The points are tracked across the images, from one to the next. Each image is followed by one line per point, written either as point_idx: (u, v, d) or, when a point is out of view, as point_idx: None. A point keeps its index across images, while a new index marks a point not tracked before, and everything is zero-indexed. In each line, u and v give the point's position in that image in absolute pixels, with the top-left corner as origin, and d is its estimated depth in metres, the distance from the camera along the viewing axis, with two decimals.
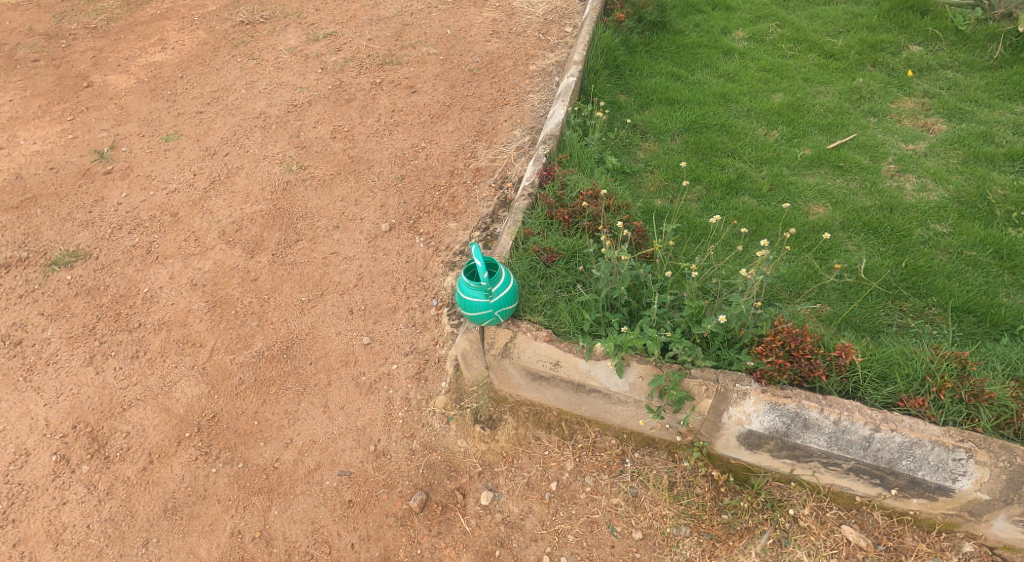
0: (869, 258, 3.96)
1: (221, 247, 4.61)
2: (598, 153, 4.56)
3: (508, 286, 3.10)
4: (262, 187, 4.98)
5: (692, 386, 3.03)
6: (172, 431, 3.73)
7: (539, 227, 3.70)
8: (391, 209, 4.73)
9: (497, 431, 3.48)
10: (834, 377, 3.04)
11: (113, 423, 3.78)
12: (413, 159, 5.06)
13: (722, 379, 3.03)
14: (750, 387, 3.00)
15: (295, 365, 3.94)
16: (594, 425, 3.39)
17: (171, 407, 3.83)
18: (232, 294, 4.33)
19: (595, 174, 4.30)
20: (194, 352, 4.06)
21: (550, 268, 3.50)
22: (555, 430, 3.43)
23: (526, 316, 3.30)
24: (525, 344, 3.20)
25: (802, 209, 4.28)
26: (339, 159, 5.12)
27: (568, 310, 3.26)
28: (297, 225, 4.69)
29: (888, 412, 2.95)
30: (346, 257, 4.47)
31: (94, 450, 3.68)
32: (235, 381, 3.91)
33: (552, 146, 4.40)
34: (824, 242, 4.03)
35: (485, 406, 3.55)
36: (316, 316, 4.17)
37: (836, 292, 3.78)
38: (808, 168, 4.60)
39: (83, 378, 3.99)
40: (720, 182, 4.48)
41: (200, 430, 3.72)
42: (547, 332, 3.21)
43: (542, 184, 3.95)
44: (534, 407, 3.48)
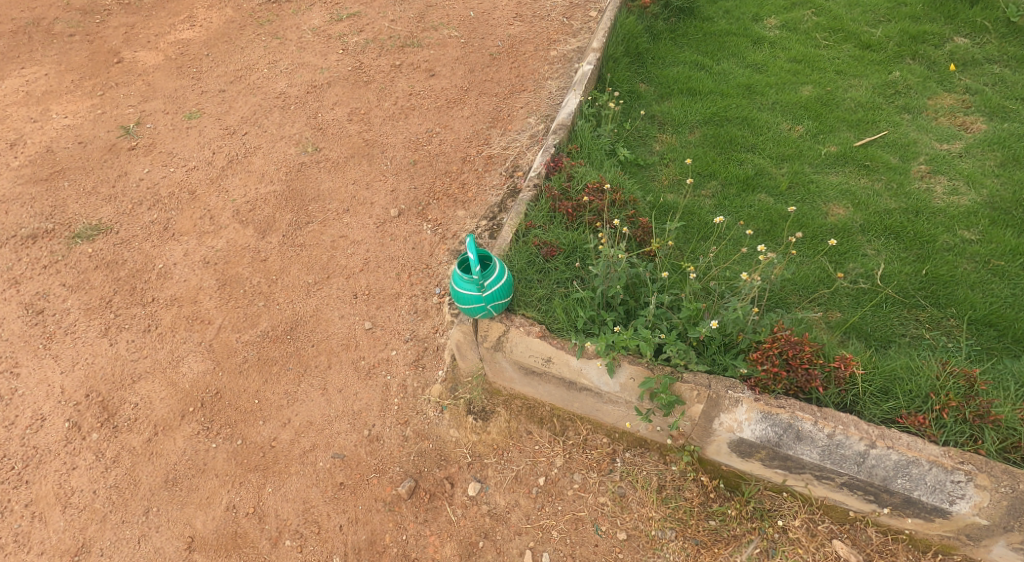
0: (887, 264, 3.82)
1: (235, 226, 4.72)
2: (611, 144, 4.51)
3: (501, 282, 3.06)
4: (278, 168, 5.06)
5: (683, 390, 2.99)
6: (177, 405, 3.80)
7: (541, 221, 3.71)
8: (401, 194, 4.80)
9: (488, 423, 3.48)
10: (832, 389, 2.98)
11: (123, 394, 3.85)
12: (427, 145, 5.10)
13: (715, 385, 2.98)
14: (743, 394, 2.94)
15: (298, 347, 4.03)
16: (586, 422, 3.37)
17: (178, 381, 3.91)
18: (242, 273, 4.45)
19: (606, 166, 4.23)
20: (202, 329, 4.15)
21: (549, 263, 3.51)
22: (547, 425, 3.42)
23: (520, 310, 3.29)
24: (517, 339, 3.20)
25: (820, 210, 4.20)
26: (354, 142, 5.19)
27: (563, 306, 3.24)
28: (308, 208, 4.79)
29: (887, 429, 2.85)
30: (354, 241, 4.58)
31: (104, 419, 3.75)
32: (239, 359, 4.00)
33: (561, 136, 4.35)
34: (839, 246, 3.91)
35: (478, 397, 3.56)
36: (322, 299, 4.27)
37: (848, 297, 3.68)
38: (831, 166, 4.48)
39: (97, 348, 4.07)
40: (736, 178, 4.43)
41: (204, 405, 3.80)
42: (539, 327, 3.20)
43: (548, 176, 3.97)
44: (527, 401, 3.49)
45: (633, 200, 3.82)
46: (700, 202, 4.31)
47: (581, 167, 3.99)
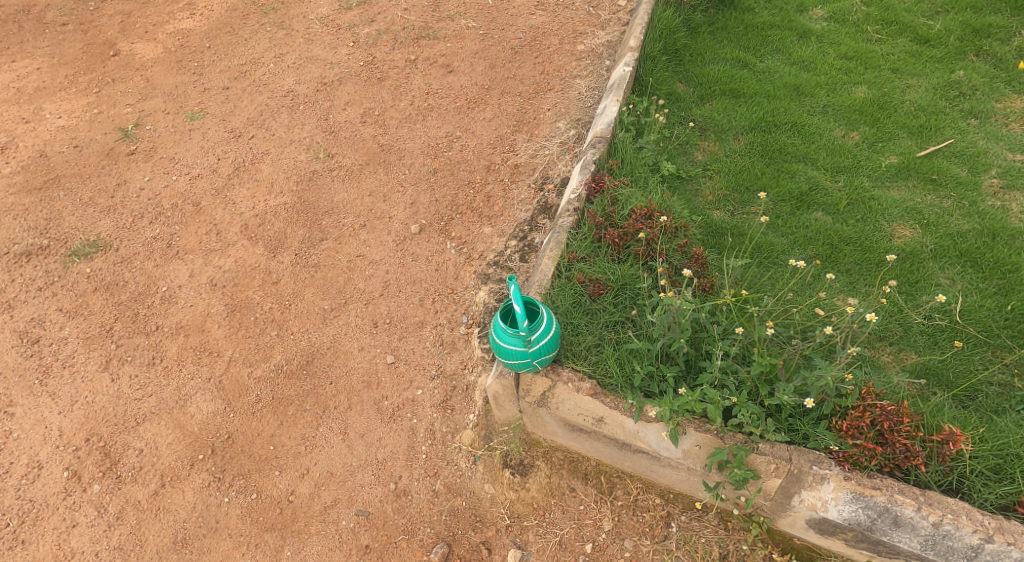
0: (966, 296, 3.64)
1: (243, 242, 4.37)
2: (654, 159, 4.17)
3: (549, 333, 2.87)
4: (287, 176, 4.70)
5: (758, 462, 2.88)
6: (185, 452, 3.57)
7: (585, 252, 3.47)
8: (422, 208, 4.44)
9: (527, 479, 3.39)
10: (934, 465, 2.84)
11: (126, 439, 3.60)
12: (447, 151, 4.72)
13: (796, 458, 2.86)
14: (829, 471, 2.82)
15: (315, 385, 3.82)
16: (637, 481, 3.30)
17: (186, 424, 3.67)
18: (253, 298, 4.14)
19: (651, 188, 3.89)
20: (211, 363, 3.89)
21: (596, 302, 3.31)
22: (592, 482, 3.34)
23: (567, 362, 3.15)
24: (565, 395, 3.05)
25: (885, 231, 3.93)
26: (369, 148, 4.81)
27: (615, 357, 3.11)
28: (322, 222, 4.44)
29: (1004, 520, 2.71)
30: (372, 261, 4.25)
31: (107, 468, 3.51)
32: (251, 399, 3.77)
33: (602, 150, 4.00)
34: (913, 274, 3.73)
35: (516, 450, 3.46)
36: (340, 328, 4.01)
37: (925, 337, 3.51)
38: (893, 179, 4.17)
39: (97, 384, 3.79)
40: (790, 195, 4.10)
41: (214, 452, 3.58)
42: (590, 384, 3.04)
43: (589, 198, 3.69)
44: (570, 454, 3.40)
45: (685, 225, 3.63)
46: (750, 221, 4.00)
47: (627, 189, 3.68)
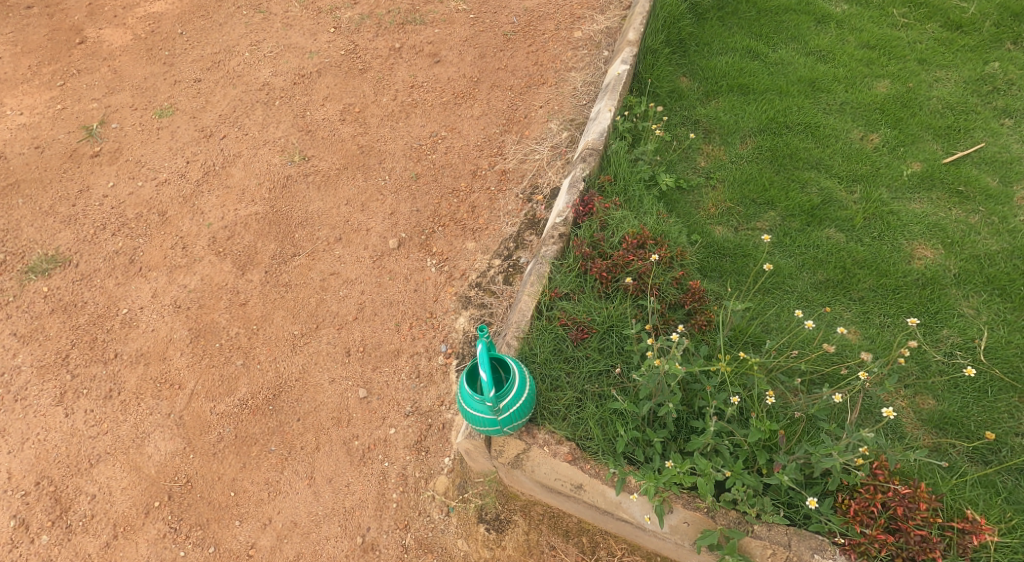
0: (989, 330, 3.58)
1: (210, 258, 4.19)
2: (651, 172, 4.00)
3: (518, 396, 2.93)
4: (260, 182, 4.41)
5: (754, 547, 2.85)
6: (141, 499, 3.65)
7: (570, 287, 3.52)
8: (402, 219, 4.17)
9: (503, 535, 3.46)
10: (954, 556, 2.83)
11: (78, 482, 3.67)
12: (431, 154, 4.38)
13: (796, 545, 2.85)
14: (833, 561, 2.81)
15: (280, 422, 3.80)
16: (621, 542, 3.37)
17: (142, 466, 3.73)
18: (219, 321, 4.04)
19: (646, 214, 3.80)
20: (172, 396, 3.88)
21: (578, 347, 3.36)
22: (573, 539, 3.41)
23: (542, 422, 3.19)
24: (541, 459, 3.07)
25: (905, 252, 3.82)
26: (347, 149, 4.47)
27: (596, 417, 3.16)
28: (295, 235, 4.21)
29: None
30: (347, 279, 4.06)
31: (56, 517, 3.59)
32: (213, 438, 3.79)
33: (593, 165, 3.92)
34: (933, 303, 3.67)
35: (491, 503, 3.52)
36: (309, 356, 3.91)
37: (944, 377, 3.49)
38: (914, 189, 4.00)
39: (50, 419, 3.81)
40: (800, 208, 3.95)
41: (172, 498, 3.66)
42: (567, 449, 3.08)
43: (577, 223, 3.73)
44: (550, 509, 3.47)
45: (681, 252, 3.63)
46: (755, 238, 3.87)
47: (619, 212, 3.72)
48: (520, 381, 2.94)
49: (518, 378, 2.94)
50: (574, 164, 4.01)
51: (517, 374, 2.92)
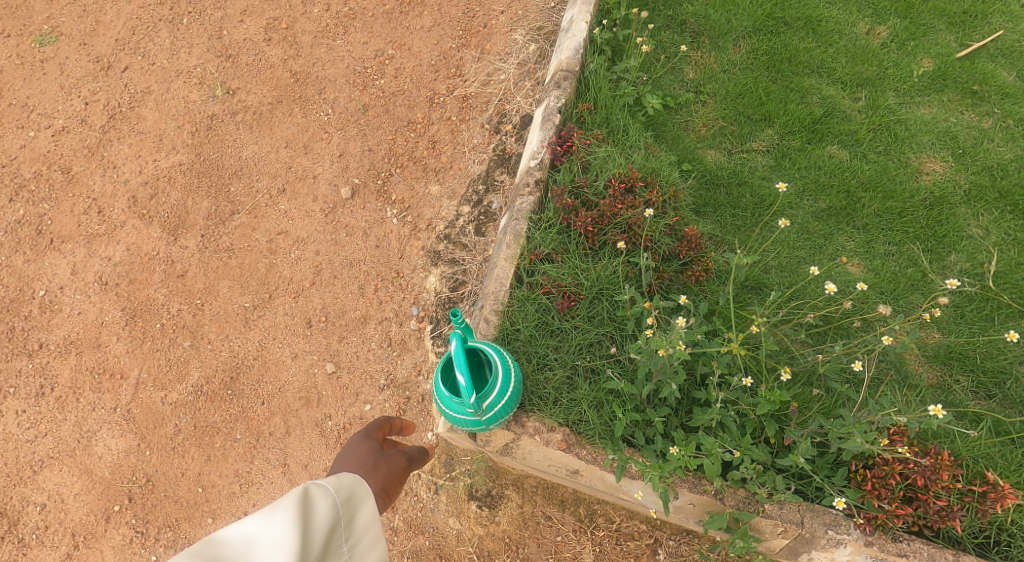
0: (1000, 252, 3.28)
1: (134, 223, 3.64)
2: (637, 94, 3.49)
3: (502, 393, 2.62)
4: (179, 125, 3.75)
5: (764, 526, 2.61)
6: (98, 504, 3.30)
7: (552, 247, 3.14)
8: (352, 161, 3.64)
9: (496, 512, 3.21)
10: (972, 520, 2.57)
11: (25, 492, 3.33)
12: (378, 79, 3.79)
13: (809, 522, 2.57)
14: (847, 536, 2.55)
15: (242, 408, 3.40)
16: (620, 509, 3.14)
17: (94, 468, 3.35)
18: (155, 297, 3.55)
19: (633, 149, 3.34)
20: (115, 388, 3.44)
21: (567, 317, 3.05)
22: (570, 509, 3.18)
23: (532, 408, 2.90)
24: (532, 447, 2.86)
25: (911, 167, 3.45)
26: (279, 78, 3.81)
27: (590, 399, 2.88)
28: (230, 188, 3.65)
29: None
30: (297, 238, 3.56)
31: (6, 531, 3.28)
32: (170, 431, 3.39)
33: (568, 92, 3.41)
34: (941, 226, 3.34)
35: (481, 480, 3.25)
36: (266, 331, 3.47)
37: (951, 308, 3.23)
38: (924, 91, 3.55)
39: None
40: (801, 124, 3.52)
41: (133, 501, 3.30)
42: (561, 436, 2.82)
43: (555, 165, 3.29)
44: (543, 481, 3.22)
45: (673, 194, 3.23)
46: (751, 162, 3.48)
47: (603, 149, 3.28)
48: (505, 376, 2.63)
49: (502, 373, 2.63)
50: (547, 89, 3.49)
51: (501, 369, 2.61)
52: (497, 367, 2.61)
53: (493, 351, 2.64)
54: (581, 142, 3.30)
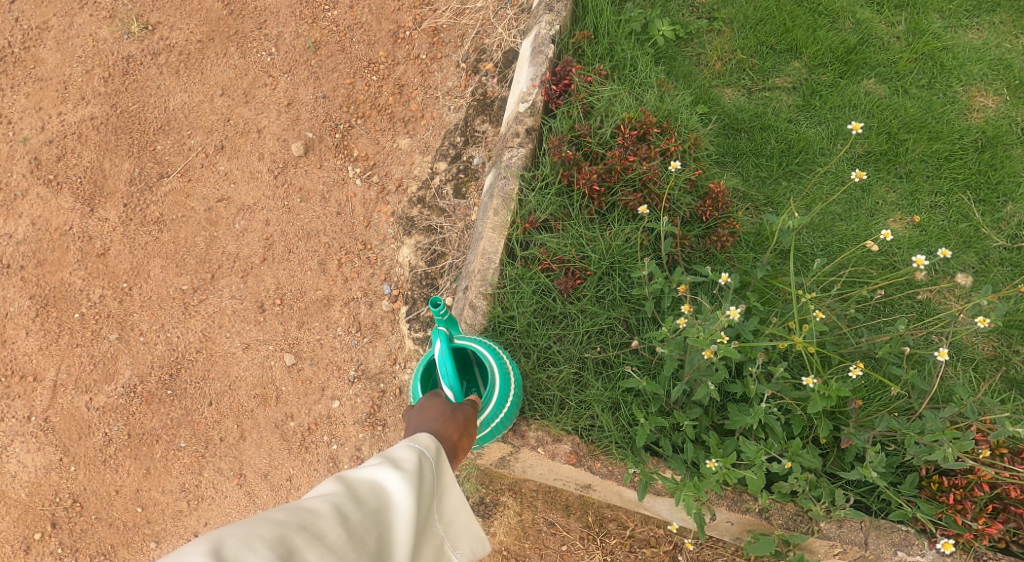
0: None
1: (39, 191, 3.00)
2: (643, 21, 2.94)
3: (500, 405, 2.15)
4: (88, 70, 3.07)
5: (817, 545, 2.20)
6: (16, 531, 2.75)
7: (550, 212, 2.63)
8: (303, 110, 3.04)
9: (491, 522, 2.74)
10: None
11: None
12: (329, 9, 3.15)
13: (874, 541, 2.14)
14: (921, 558, 2.11)
15: (186, 410, 2.85)
16: (634, 513, 2.66)
17: (8, 489, 2.79)
18: (70, 280, 2.94)
19: (643, 88, 2.80)
20: (28, 392, 2.86)
21: (572, 295, 2.57)
22: (576, 515, 2.71)
23: (534, 412, 2.45)
24: (535, 460, 2.46)
25: (960, 102, 2.95)
26: (207, 9, 3.14)
27: (604, 401, 2.42)
28: (155, 146, 3.02)
29: None
30: (242, 206, 2.98)
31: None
32: (99, 440, 2.83)
33: (562, 17, 2.84)
34: (995, 170, 2.89)
35: (473, 488, 2.76)
36: (210, 319, 2.91)
37: (1006, 267, 2.80)
38: (975, 12, 3.04)
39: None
40: (833, 54, 3.00)
41: (58, 526, 2.75)
42: (569, 447, 2.39)
43: (550, 111, 2.76)
44: (545, 485, 2.72)
45: (694, 141, 2.73)
46: (776, 102, 2.97)
47: (607, 88, 2.75)
48: (504, 384, 2.17)
49: (500, 379, 2.16)
50: (535, 15, 2.91)
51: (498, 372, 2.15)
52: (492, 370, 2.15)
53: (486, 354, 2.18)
54: (581, 80, 2.75)
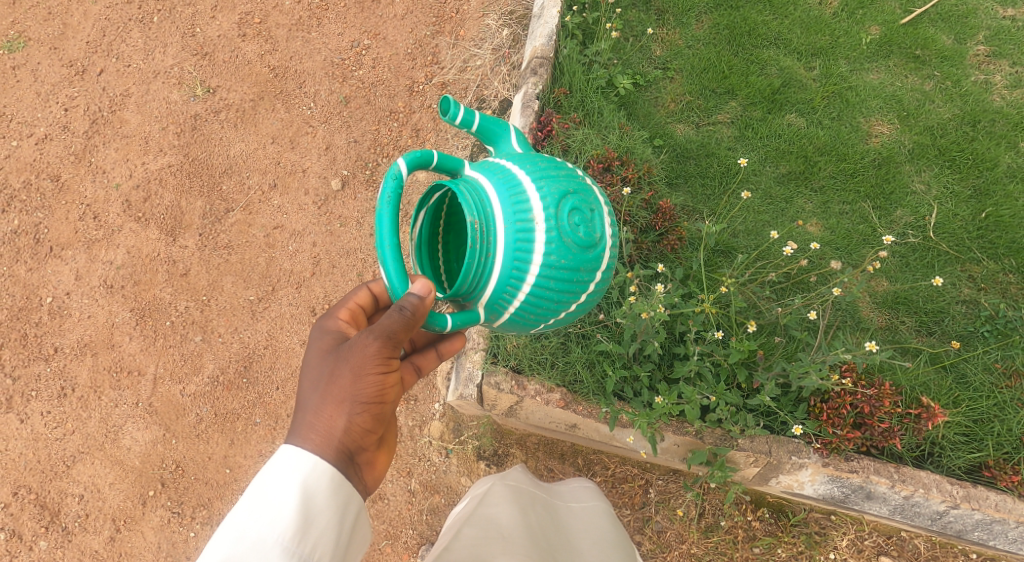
0: (940, 204, 3.56)
1: (131, 226, 3.79)
2: (608, 75, 3.70)
3: (496, 281, 2.36)
4: (163, 126, 3.89)
5: (738, 456, 3.12)
6: (132, 491, 3.54)
7: None
8: (339, 153, 3.81)
9: (504, 468, 3.54)
10: (909, 436, 3.16)
11: (61, 486, 3.57)
12: (357, 70, 3.94)
13: (777, 451, 3.09)
14: (808, 460, 3.08)
15: (259, 393, 3.62)
16: (614, 456, 3.49)
17: (124, 458, 3.58)
18: (162, 296, 3.72)
19: (608, 130, 3.58)
20: (134, 384, 3.65)
21: None
22: (569, 460, 3.53)
23: (532, 373, 3.24)
24: (534, 407, 3.24)
25: (861, 129, 3.67)
26: (258, 73, 3.95)
27: (583, 360, 3.22)
28: (222, 187, 3.81)
29: (973, 487, 3.05)
30: (294, 231, 3.75)
31: (48, 522, 3.53)
32: (192, 420, 3.61)
33: (544, 78, 3.62)
34: (886, 183, 3.60)
35: (489, 442, 3.56)
36: (273, 321, 3.68)
37: (897, 259, 3.52)
38: (874, 57, 3.76)
39: (6, 428, 3.65)
40: (760, 94, 3.71)
41: (166, 485, 3.54)
42: (559, 396, 3.18)
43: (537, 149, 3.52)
44: (544, 438, 3.55)
45: (648, 169, 3.51)
46: (718, 134, 3.68)
47: (581, 130, 3.52)
48: (508, 251, 2.34)
49: (502, 243, 2.34)
50: (523, 75, 3.69)
51: (480, 236, 2.29)
52: (475, 238, 2.29)
53: (502, 203, 2.35)
54: (560, 127, 3.53)
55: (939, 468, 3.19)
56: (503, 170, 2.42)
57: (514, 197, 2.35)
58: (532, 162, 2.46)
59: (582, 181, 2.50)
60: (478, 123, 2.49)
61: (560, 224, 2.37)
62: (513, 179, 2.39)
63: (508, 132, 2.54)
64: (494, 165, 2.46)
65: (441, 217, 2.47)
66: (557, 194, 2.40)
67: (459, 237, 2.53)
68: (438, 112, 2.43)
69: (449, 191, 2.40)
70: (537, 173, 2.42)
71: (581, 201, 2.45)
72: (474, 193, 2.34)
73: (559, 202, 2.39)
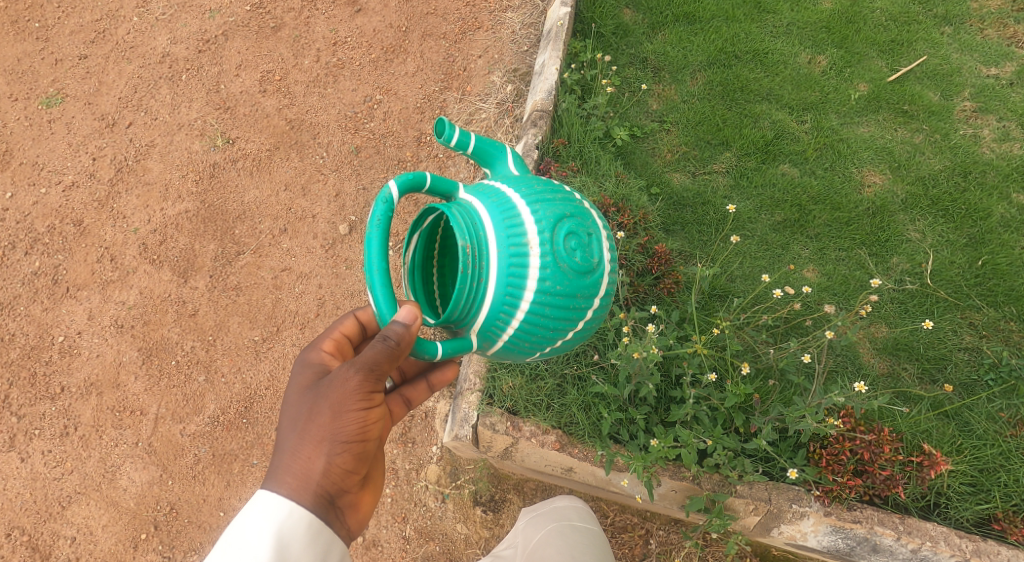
0: (936, 252, 3.61)
1: (145, 268, 3.90)
2: (605, 127, 3.85)
3: (489, 308, 2.41)
4: (183, 174, 4.07)
5: (738, 505, 3.06)
6: (126, 533, 3.50)
7: None
8: (348, 200, 3.97)
9: (501, 515, 3.48)
10: (914, 485, 3.11)
11: (55, 527, 3.53)
12: (368, 122, 4.14)
13: (776, 499, 3.04)
14: (809, 508, 3.02)
15: (258, 434, 3.62)
16: (612, 503, 3.43)
17: (120, 499, 3.56)
18: (170, 335, 3.79)
19: (605, 177, 3.71)
20: (136, 424, 3.66)
21: None
22: None
23: (528, 414, 3.25)
24: (530, 449, 3.22)
25: (854, 180, 3.77)
26: (275, 126, 4.16)
27: (579, 403, 3.23)
28: (234, 231, 3.94)
29: (983, 541, 2.97)
30: (301, 274, 3.85)
31: None
32: (190, 460, 3.60)
33: (544, 129, 3.79)
34: (880, 232, 3.66)
35: (485, 487, 3.52)
36: (276, 362, 3.72)
37: (896, 304, 3.54)
38: (863, 112, 3.91)
39: (7, 467, 3.64)
40: (754, 145, 3.84)
41: (159, 528, 3.50)
42: (555, 437, 3.17)
43: None
44: (541, 484, 3.51)
45: (643, 216, 3.61)
46: (713, 183, 3.79)
47: (579, 178, 3.66)
48: (501, 276, 2.39)
49: (494, 269, 2.40)
50: (524, 127, 3.86)
51: (471, 261, 2.35)
52: (466, 262, 2.36)
53: (495, 227, 2.42)
54: (558, 175, 3.68)
55: (946, 520, 3.13)
56: (497, 193, 2.50)
57: (507, 221, 2.42)
58: (528, 186, 2.54)
59: (579, 205, 2.57)
60: (474, 145, 2.61)
61: (556, 249, 2.43)
62: (507, 203, 2.46)
63: (504, 155, 2.67)
64: (488, 188, 2.54)
65: (436, 240, 2.55)
66: (554, 217, 2.46)
67: (455, 261, 2.60)
68: (434, 134, 2.57)
69: (442, 214, 2.48)
70: (533, 196, 2.49)
71: (579, 225, 2.51)
72: (468, 217, 2.42)
73: (555, 226, 2.45)
